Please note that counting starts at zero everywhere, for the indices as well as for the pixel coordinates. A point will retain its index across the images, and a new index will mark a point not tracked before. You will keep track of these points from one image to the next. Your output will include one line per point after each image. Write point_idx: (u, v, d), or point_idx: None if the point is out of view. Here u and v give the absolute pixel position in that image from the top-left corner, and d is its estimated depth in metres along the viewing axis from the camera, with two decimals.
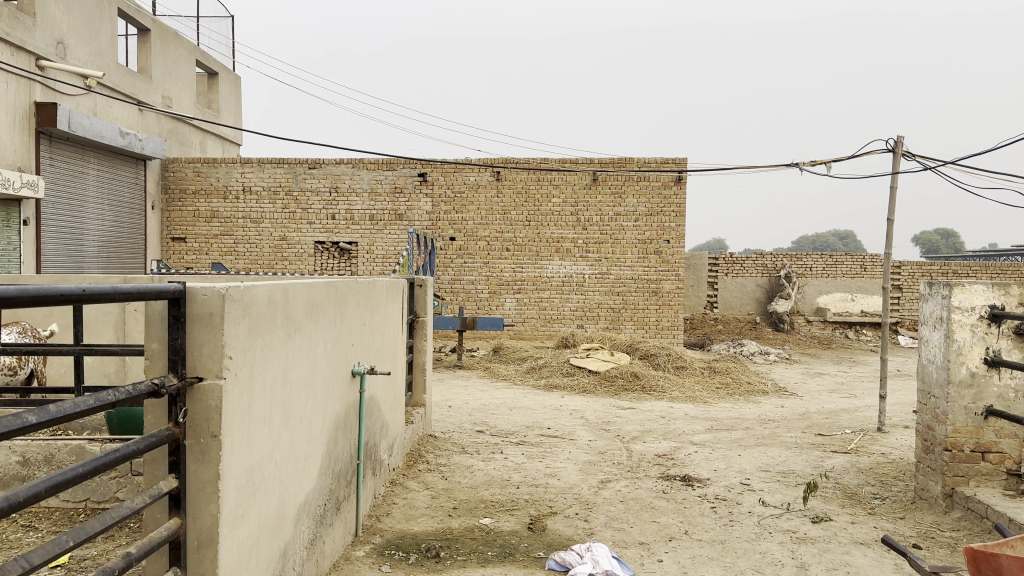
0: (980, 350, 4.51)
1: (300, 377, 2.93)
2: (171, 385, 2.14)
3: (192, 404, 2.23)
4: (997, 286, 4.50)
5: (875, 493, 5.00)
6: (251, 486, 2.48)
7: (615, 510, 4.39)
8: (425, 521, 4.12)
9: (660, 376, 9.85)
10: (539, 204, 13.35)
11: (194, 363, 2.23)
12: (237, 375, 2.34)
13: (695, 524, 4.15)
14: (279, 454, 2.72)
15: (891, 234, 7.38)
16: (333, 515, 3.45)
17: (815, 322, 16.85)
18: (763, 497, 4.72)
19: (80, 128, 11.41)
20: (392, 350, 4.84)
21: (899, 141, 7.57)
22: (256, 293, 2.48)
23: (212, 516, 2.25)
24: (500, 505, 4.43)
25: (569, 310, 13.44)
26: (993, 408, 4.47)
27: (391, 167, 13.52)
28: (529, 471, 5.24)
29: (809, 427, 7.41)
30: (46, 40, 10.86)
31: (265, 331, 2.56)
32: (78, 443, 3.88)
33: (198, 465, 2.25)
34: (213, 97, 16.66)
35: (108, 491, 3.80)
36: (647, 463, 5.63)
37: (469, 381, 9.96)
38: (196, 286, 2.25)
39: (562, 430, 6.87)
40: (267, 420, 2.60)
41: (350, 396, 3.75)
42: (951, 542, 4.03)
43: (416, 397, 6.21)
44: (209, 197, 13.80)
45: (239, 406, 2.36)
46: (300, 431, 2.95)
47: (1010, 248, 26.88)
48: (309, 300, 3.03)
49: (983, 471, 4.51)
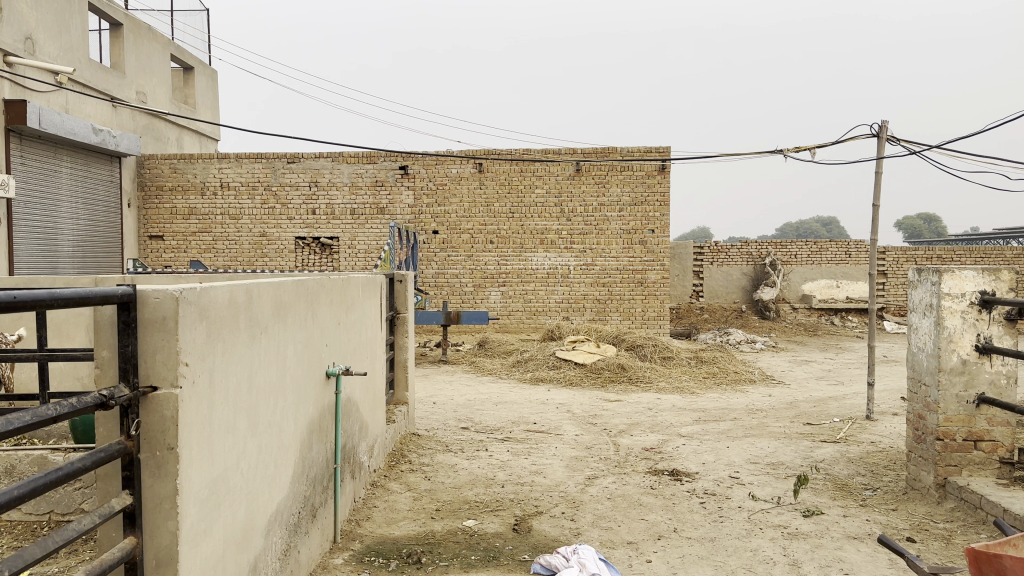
0: (971, 337, 4.44)
1: (268, 381, 2.79)
2: (121, 396, 1.98)
3: (146, 415, 2.08)
4: (987, 272, 4.43)
5: (866, 484, 4.94)
6: (214, 499, 2.34)
7: (602, 508, 4.29)
8: (407, 525, 3.99)
9: (647, 367, 9.78)
10: (522, 195, 13.21)
11: (148, 371, 2.08)
12: (195, 383, 2.19)
13: (684, 521, 4.06)
14: (244, 465, 2.57)
15: (876, 221, 7.31)
16: (309, 523, 3.31)
17: (800, 309, 16.87)
18: (753, 491, 4.64)
19: (51, 125, 11.08)
20: (371, 349, 4.69)
21: (883, 125, 7.50)
22: (214, 294, 2.33)
23: (172, 534, 2.10)
24: (484, 506, 4.32)
25: (554, 302, 13.34)
26: (985, 396, 4.42)
27: (371, 160, 13.32)
28: (514, 469, 5.13)
29: (797, 416, 7.35)
30: (14, 36, 10.53)
31: (226, 335, 2.41)
32: (39, 453, 3.71)
33: (154, 480, 2.10)
34: (188, 91, 16.36)
35: (72, 503, 3.62)
36: (634, 457, 5.54)
37: (453, 376, 9.83)
38: (147, 289, 2.09)
39: (547, 425, 6.76)
40: (231, 428, 2.46)
41: (324, 398, 3.60)
42: (945, 534, 3.98)
43: (397, 395, 6.06)
44: (185, 194, 13.55)
45: (198, 416, 2.21)
46: (268, 438, 2.81)
47: (990, 232, 27.12)
48: (276, 300, 2.89)
49: (976, 460, 4.46)
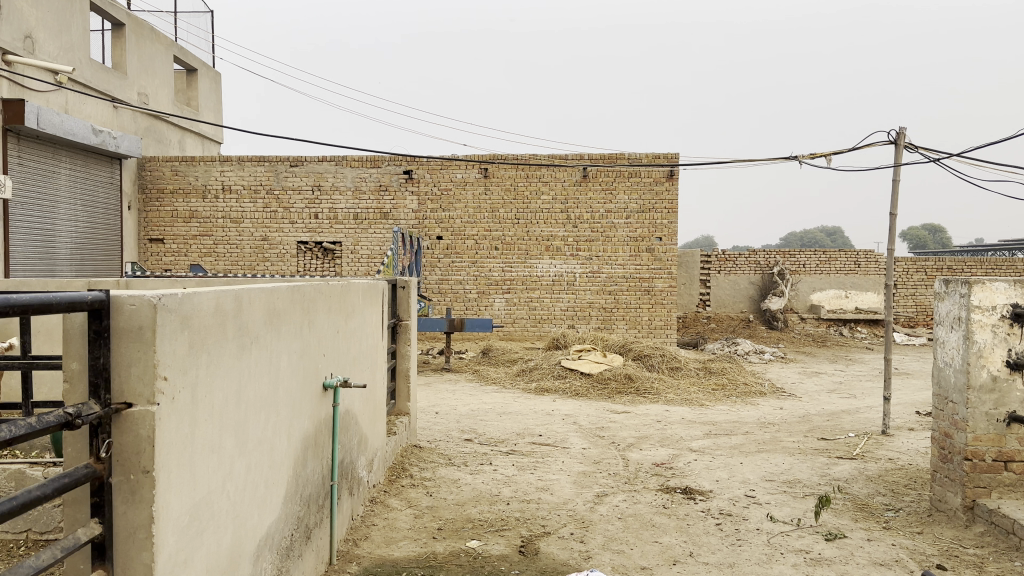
0: (1002, 352, 4.22)
1: (259, 395, 2.60)
2: (90, 414, 1.78)
3: (119, 434, 1.87)
4: (1019, 284, 4.21)
5: (888, 504, 4.71)
6: (196, 527, 2.13)
7: (613, 529, 4.07)
8: (407, 545, 3.78)
9: (654, 377, 9.54)
10: (528, 201, 13.02)
11: (122, 387, 1.88)
12: (175, 399, 1.99)
13: (700, 545, 3.84)
14: (231, 487, 2.37)
15: (894, 228, 7.10)
16: (302, 546, 3.10)
17: (808, 320, 16.65)
18: (772, 511, 4.41)
19: (50, 125, 10.92)
20: (371, 358, 4.48)
21: (901, 132, 7.30)
22: (198, 302, 2.12)
23: (145, 566, 1.89)
24: (488, 525, 4.10)
25: (559, 310, 13.12)
26: (1016, 414, 4.20)
27: (376, 165, 13.16)
28: (520, 486, 4.90)
29: (811, 431, 7.10)
30: (13, 34, 10.38)
31: (212, 346, 2.21)
32: (17, 467, 3.50)
33: (127, 507, 1.89)
34: (191, 94, 16.24)
35: (51, 521, 3.40)
36: (644, 473, 5.32)
37: (457, 385, 9.60)
38: (123, 294, 1.89)
39: (553, 437, 6.53)
40: (216, 447, 2.25)
41: (321, 411, 3.39)
42: (977, 561, 3.75)
43: (399, 406, 5.85)
44: (187, 196, 13.39)
45: (178, 435, 2.01)
46: (259, 455, 2.61)
47: (997, 243, 26.95)
48: (269, 307, 2.68)
49: (1006, 482, 4.23)
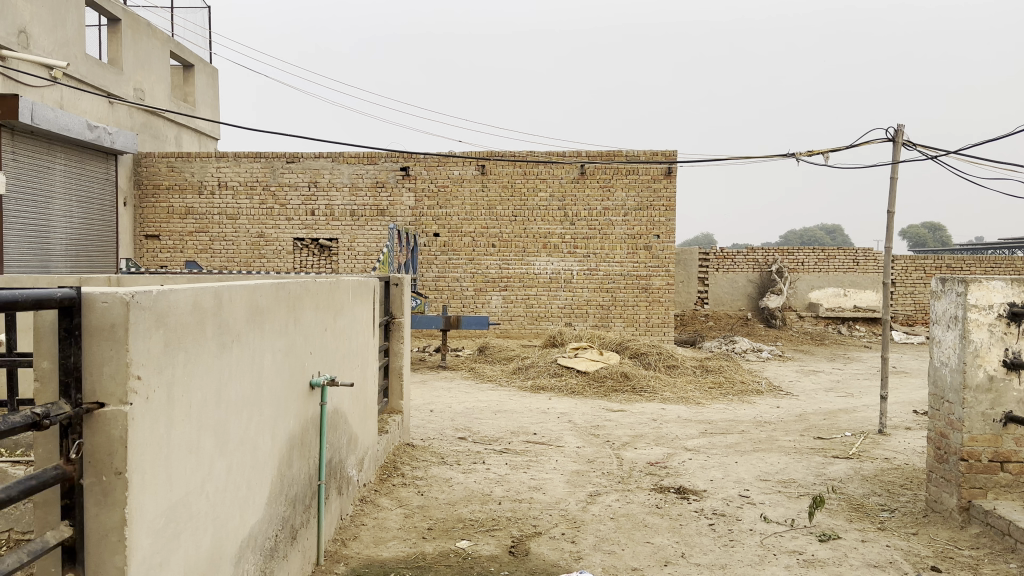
0: (999, 351, 4.18)
1: (241, 394, 2.55)
2: (60, 414, 1.73)
3: (91, 435, 1.82)
4: (1016, 282, 4.17)
5: (883, 504, 4.67)
6: (172, 529, 2.09)
7: (605, 529, 4.03)
8: (396, 546, 3.73)
9: (651, 375, 9.50)
10: (525, 198, 12.96)
11: (93, 386, 1.83)
12: (149, 399, 1.94)
13: (692, 546, 3.79)
14: (210, 488, 2.32)
15: (892, 226, 7.05)
16: (287, 546, 3.05)
17: (807, 318, 16.61)
18: (765, 511, 4.37)
19: (45, 121, 10.81)
20: (362, 356, 4.43)
21: (899, 129, 7.24)
22: (174, 299, 2.07)
23: (117, 570, 1.84)
24: (479, 525, 4.06)
25: (556, 307, 13.08)
26: (1012, 414, 4.15)
27: (372, 161, 13.10)
28: (512, 485, 4.86)
29: (807, 430, 7.06)
30: (7, 29, 10.30)
31: (189, 344, 2.17)
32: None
33: (99, 509, 1.84)
34: (188, 90, 16.17)
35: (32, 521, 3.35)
36: (638, 472, 5.28)
37: (452, 383, 9.56)
38: (95, 291, 1.84)
39: (548, 436, 6.49)
40: (195, 447, 2.21)
41: (308, 410, 3.35)
42: (972, 563, 3.71)
43: (391, 404, 5.81)
44: (183, 192, 13.34)
45: (153, 435, 1.96)
46: (241, 455, 2.56)
47: (997, 241, 26.92)
48: (251, 304, 2.64)
49: (1002, 482, 4.19)
